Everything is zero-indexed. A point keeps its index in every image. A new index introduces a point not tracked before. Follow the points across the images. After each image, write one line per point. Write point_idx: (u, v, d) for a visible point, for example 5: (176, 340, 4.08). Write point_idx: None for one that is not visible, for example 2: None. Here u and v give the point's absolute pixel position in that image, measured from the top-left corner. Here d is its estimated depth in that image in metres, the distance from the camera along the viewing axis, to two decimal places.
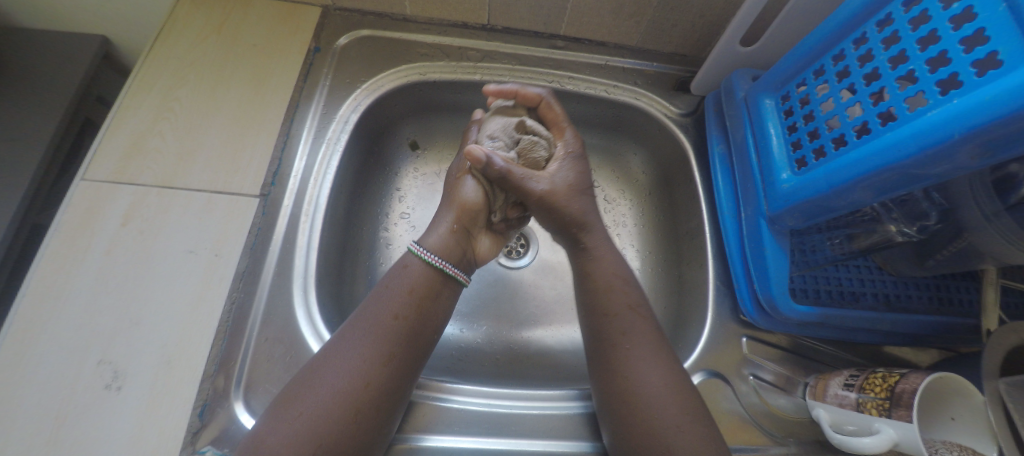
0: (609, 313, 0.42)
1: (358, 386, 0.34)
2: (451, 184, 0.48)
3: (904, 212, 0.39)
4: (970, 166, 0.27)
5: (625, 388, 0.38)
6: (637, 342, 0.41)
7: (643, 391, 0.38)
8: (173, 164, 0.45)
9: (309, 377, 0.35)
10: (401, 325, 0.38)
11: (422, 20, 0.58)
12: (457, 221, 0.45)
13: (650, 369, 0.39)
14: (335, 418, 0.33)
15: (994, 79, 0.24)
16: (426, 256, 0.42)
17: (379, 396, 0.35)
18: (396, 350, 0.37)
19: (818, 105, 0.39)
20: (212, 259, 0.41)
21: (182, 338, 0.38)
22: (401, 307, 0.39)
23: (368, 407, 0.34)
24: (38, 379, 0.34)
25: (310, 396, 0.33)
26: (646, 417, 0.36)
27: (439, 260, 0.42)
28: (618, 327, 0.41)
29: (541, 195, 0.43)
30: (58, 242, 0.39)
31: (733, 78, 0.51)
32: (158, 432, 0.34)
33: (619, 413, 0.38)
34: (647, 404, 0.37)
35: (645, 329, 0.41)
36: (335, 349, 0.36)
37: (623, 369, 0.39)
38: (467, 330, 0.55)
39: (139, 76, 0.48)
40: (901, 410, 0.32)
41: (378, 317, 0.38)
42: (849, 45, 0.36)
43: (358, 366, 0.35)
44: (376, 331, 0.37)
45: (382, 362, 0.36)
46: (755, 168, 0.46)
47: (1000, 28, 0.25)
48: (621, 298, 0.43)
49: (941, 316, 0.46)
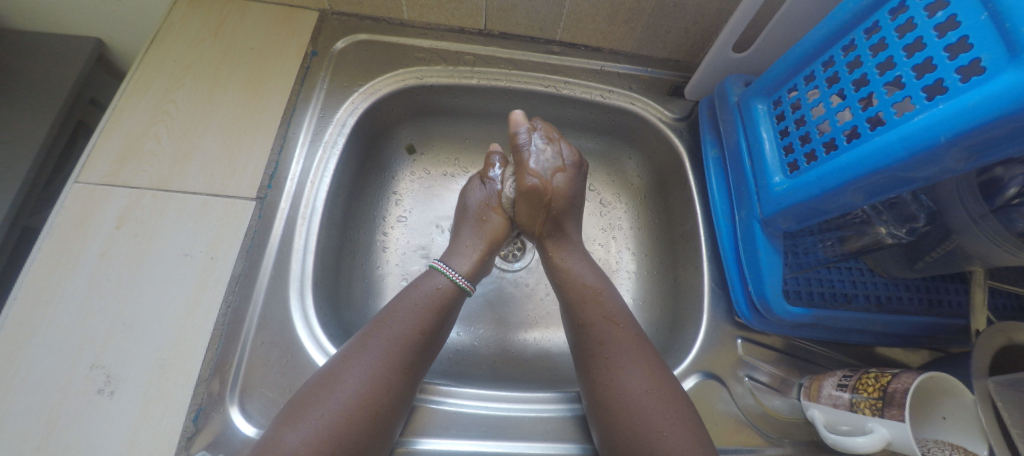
0: (585, 324, 0.43)
1: (379, 392, 0.35)
2: (477, 212, 0.51)
3: (893, 215, 0.41)
4: (956, 170, 0.28)
5: (605, 396, 0.39)
6: (617, 351, 0.41)
7: (623, 398, 0.38)
8: (169, 167, 0.44)
9: (328, 382, 0.34)
10: (425, 339, 0.39)
11: (419, 25, 0.58)
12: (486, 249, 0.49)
13: (631, 376, 0.39)
14: (357, 422, 0.33)
15: (978, 85, 0.25)
16: (457, 280, 0.44)
17: (397, 399, 0.36)
18: (417, 360, 0.38)
19: (809, 110, 0.39)
20: (207, 262, 0.41)
21: (177, 341, 0.37)
22: (428, 321, 0.40)
23: (386, 409, 0.35)
24: (27, 385, 0.34)
25: (328, 398, 0.33)
26: (631, 424, 0.37)
27: (465, 281, 0.45)
28: (596, 336, 0.42)
29: (530, 185, 0.48)
30: (51, 244, 0.39)
31: (726, 83, 0.52)
32: (152, 437, 0.33)
33: (603, 421, 0.38)
34: (626, 411, 0.37)
35: (624, 338, 0.42)
36: (358, 353, 0.36)
37: (602, 377, 0.40)
38: (466, 324, 0.55)
39: (135, 78, 0.48)
40: (894, 410, 0.33)
41: (405, 330, 0.39)
42: (838, 52, 0.37)
43: (382, 373, 0.36)
44: (402, 342, 0.38)
45: (405, 370, 0.37)
46: (748, 170, 0.47)
47: (981, 35, 0.25)
48: (593, 309, 0.44)
49: (931, 316, 0.47)
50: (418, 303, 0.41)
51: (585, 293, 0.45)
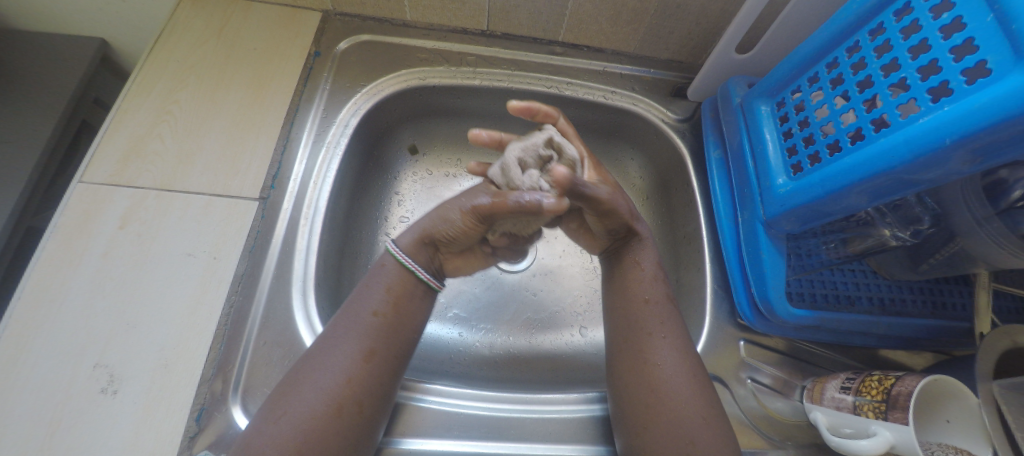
0: (646, 300, 0.42)
1: (341, 382, 0.34)
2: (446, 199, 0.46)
3: (898, 217, 0.41)
4: (961, 172, 0.28)
5: (654, 377, 0.38)
6: (672, 333, 0.41)
7: (670, 381, 0.38)
8: (172, 167, 0.45)
9: (298, 380, 0.34)
10: (379, 320, 0.38)
11: (422, 26, 0.58)
12: (428, 232, 0.41)
13: (681, 359, 0.39)
14: (321, 416, 0.32)
15: (984, 87, 0.25)
16: (397, 254, 0.41)
17: (364, 392, 0.35)
18: (377, 346, 0.37)
19: (813, 112, 0.39)
20: (211, 262, 0.41)
21: (181, 341, 0.38)
22: (380, 303, 0.39)
23: (351, 402, 0.34)
24: (30, 384, 0.34)
25: (301, 394, 0.33)
26: (673, 408, 0.37)
27: (409, 260, 0.41)
28: (654, 315, 0.41)
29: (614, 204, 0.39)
30: (55, 244, 0.39)
31: (729, 85, 0.52)
32: (154, 437, 0.34)
33: (641, 403, 0.38)
34: (673, 394, 0.37)
35: (676, 323, 0.42)
36: (322, 354, 0.36)
37: (656, 357, 0.39)
38: (458, 278, 0.57)
39: (138, 78, 0.48)
40: (897, 413, 0.33)
41: (356, 314, 0.38)
42: (842, 53, 0.37)
43: (341, 363, 0.35)
44: (357, 330, 0.37)
45: (364, 358, 0.36)
46: (751, 172, 0.47)
47: (988, 37, 0.25)
48: (659, 287, 0.43)
49: (936, 319, 0.46)
50: (370, 284, 0.40)
51: (655, 272, 0.44)
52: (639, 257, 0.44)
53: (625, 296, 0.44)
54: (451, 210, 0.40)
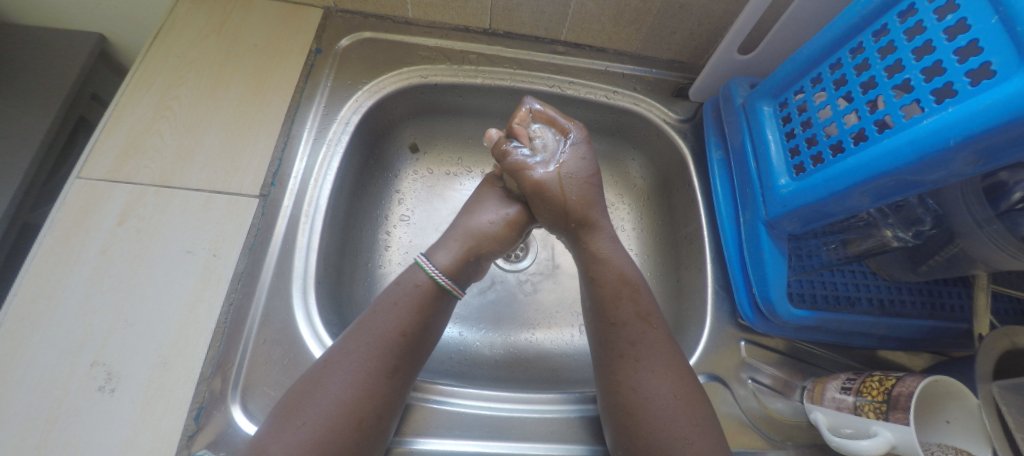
0: (618, 322, 0.41)
1: (362, 396, 0.34)
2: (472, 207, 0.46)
3: (899, 218, 0.41)
4: (964, 173, 0.28)
5: (629, 399, 0.37)
6: (648, 354, 0.39)
7: (647, 404, 0.37)
8: (171, 163, 0.44)
9: (311, 383, 0.34)
10: (408, 341, 0.37)
11: (423, 24, 0.58)
12: (470, 249, 0.43)
13: (658, 380, 0.38)
14: (340, 430, 0.32)
15: (988, 88, 0.25)
16: (437, 276, 0.40)
17: (382, 404, 0.34)
18: (400, 363, 0.36)
19: (816, 112, 0.39)
20: (210, 259, 0.41)
21: (179, 339, 0.37)
22: (410, 323, 0.38)
23: (371, 415, 0.34)
24: (25, 381, 0.33)
25: (314, 402, 0.33)
26: (654, 431, 0.36)
27: (448, 281, 0.41)
28: (626, 336, 0.40)
29: (534, 184, 0.42)
30: (52, 241, 0.39)
31: (732, 84, 0.52)
32: (152, 437, 0.33)
33: (621, 423, 0.37)
34: (652, 418, 0.36)
35: (658, 339, 0.40)
36: (339, 357, 0.35)
37: (627, 380, 0.38)
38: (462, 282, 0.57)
39: (137, 73, 0.48)
40: (898, 413, 0.33)
41: (382, 330, 0.37)
42: (846, 54, 0.37)
43: (360, 377, 0.34)
44: (381, 346, 0.36)
45: (387, 374, 0.35)
46: (753, 172, 0.47)
47: (992, 39, 0.25)
48: (627, 307, 0.41)
49: (935, 321, 0.47)
50: (399, 302, 0.39)
51: (618, 289, 0.42)
52: (597, 273, 0.43)
53: (605, 316, 0.42)
54: (484, 223, 0.44)
